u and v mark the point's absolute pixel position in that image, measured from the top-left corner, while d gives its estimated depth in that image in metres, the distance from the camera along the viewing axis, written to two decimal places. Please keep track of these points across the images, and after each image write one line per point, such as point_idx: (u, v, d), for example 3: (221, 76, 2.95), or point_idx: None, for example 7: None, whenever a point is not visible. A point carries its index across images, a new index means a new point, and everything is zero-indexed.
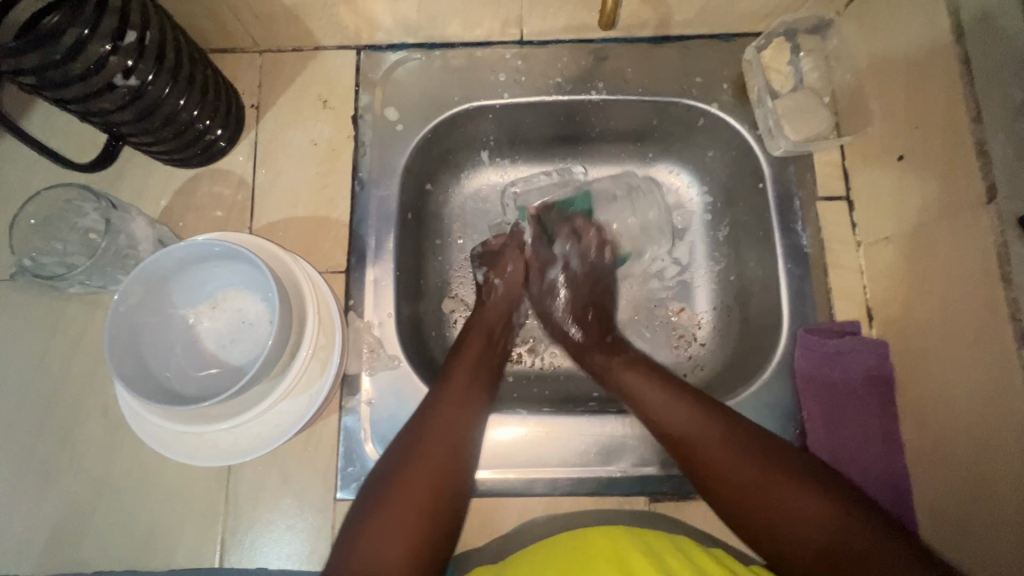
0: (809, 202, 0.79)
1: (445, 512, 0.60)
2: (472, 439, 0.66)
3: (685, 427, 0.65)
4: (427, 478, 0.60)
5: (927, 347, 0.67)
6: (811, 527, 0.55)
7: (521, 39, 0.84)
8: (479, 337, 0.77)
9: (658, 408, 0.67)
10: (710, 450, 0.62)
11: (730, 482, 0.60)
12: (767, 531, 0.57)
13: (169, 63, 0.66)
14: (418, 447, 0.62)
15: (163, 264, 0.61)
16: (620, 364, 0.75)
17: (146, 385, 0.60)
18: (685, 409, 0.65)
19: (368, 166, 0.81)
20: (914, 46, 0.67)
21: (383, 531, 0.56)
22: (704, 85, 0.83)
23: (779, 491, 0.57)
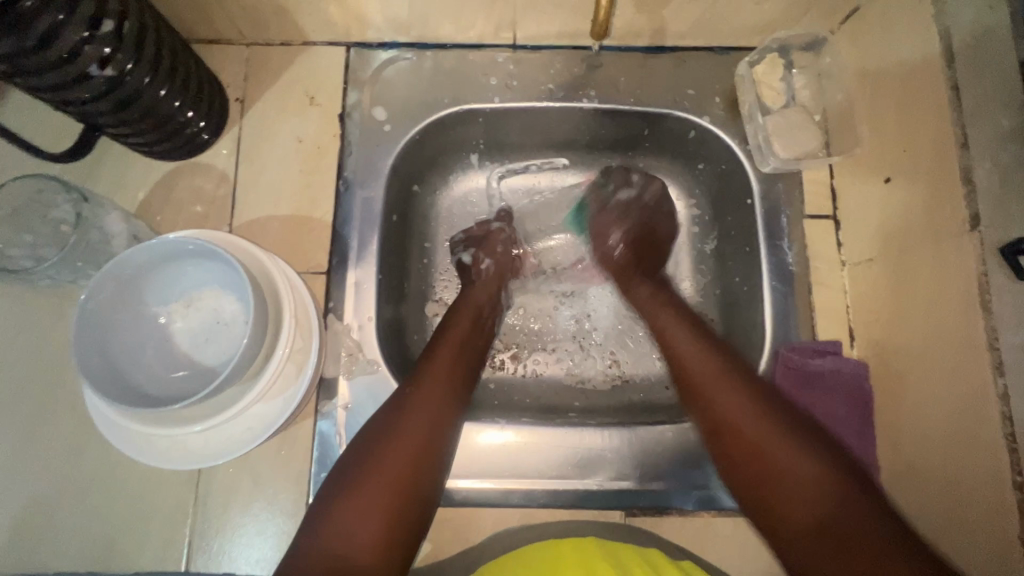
0: (795, 220, 0.79)
1: (416, 495, 0.58)
2: (450, 428, 0.64)
3: (706, 380, 0.64)
4: (400, 469, 0.58)
5: (908, 371, 0.67)
6: (810, 483, 0.54)
7: (515, 42, 0.83)
8: (464, 326, 0.75)
9: (693, 361, 0.66)
10: (729, 395, 0.62)
11: (743, 438, 0.59)
12: (756, 462, 0.57)
13: (148, 52, 0.64)
14: (392, 435, 0.60)
15: (135, 261, 0.59)
16: (656, 303, 0.77)
17: (114, 385, 0.59)
18: (730, 383, 0.63)
19: (354, 166, 0.80)
20: (904, 69, 0.67)
21: (349, 521, 0.55)
22: (697, 98, 0.82)
23: (784, 453, 0.56)
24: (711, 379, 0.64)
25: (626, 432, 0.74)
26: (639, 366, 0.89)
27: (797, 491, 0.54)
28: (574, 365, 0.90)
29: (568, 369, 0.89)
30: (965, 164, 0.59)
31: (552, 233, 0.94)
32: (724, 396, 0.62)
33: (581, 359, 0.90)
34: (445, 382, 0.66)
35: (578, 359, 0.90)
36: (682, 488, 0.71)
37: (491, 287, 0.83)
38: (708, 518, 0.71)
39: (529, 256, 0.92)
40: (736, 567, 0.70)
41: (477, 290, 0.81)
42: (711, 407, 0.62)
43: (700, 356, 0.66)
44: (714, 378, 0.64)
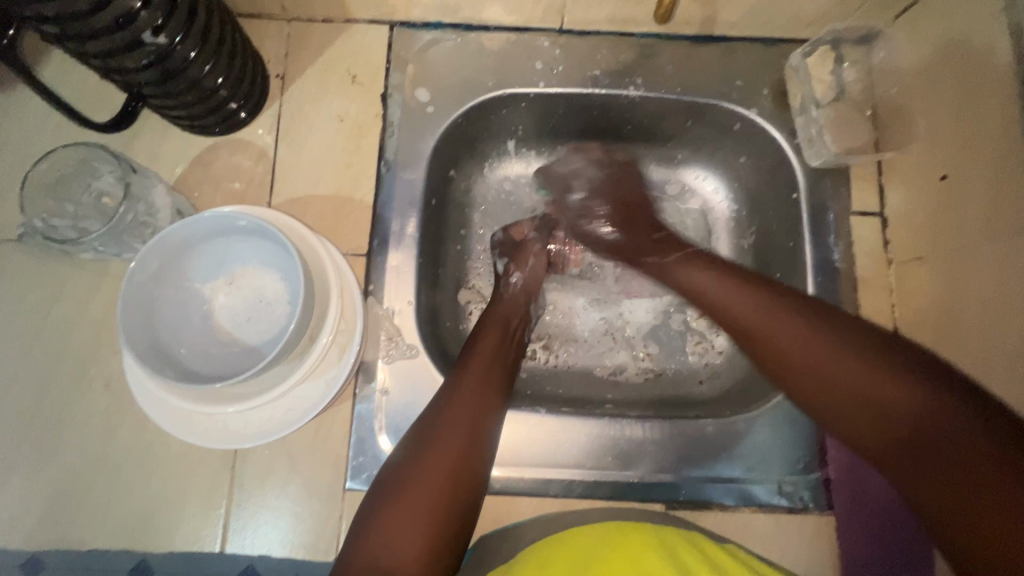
0: (842, 216, 0.78)
1: (454, 512, 0.57)
2: (487, 436, 0.62)
3: (774, 314, 0.62)
4: (438, 479, 0.57)
5: (958, 372, 0.66)
6: (891, 400, 0.53)
7: (561, 27, 0.81)
8: (493, 338, 0.72)
9: (780, 333, 0.61)
10: (839, 362, 0.57)
11: (826, 373, 0.58)
12: (839, 396, 0.57)
13: (200, 24, 0.62)
14: (429, 444, 0.59)
15: (183, 235, 0.58)
16: (686, 254, 0.73)
17: (159, 360, 0.58)
18: (807, 339, 0.59)
19: (395, 147, 0.78)
20: (967, 64, 0.66)
21: (392, 533, 0.54)
22: (744, 89, 0.81)
23: (863, 387, 0.55)
24: (777, 313, 0.62)
25: (667, 425, 0.73)
26: (672, 360, 0.88)
27: (885, 414, 0.54)
28: (606, 357, 0.89)
29: (600, 361, 0.89)
30: None
31: None
32: (788, 330, 0.61)
33: (614, 352, 0.89)
34: (478, 395, 0.64)
35: (611, 351, 0.89)
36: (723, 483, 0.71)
37: (519, 307, 0.80)
38: (748, 514, 0.71)
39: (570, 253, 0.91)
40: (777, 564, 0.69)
41: (505, 307, 0.79)
42: (783, 349, 0.61)
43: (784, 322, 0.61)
44: (778, 313, 0.62)
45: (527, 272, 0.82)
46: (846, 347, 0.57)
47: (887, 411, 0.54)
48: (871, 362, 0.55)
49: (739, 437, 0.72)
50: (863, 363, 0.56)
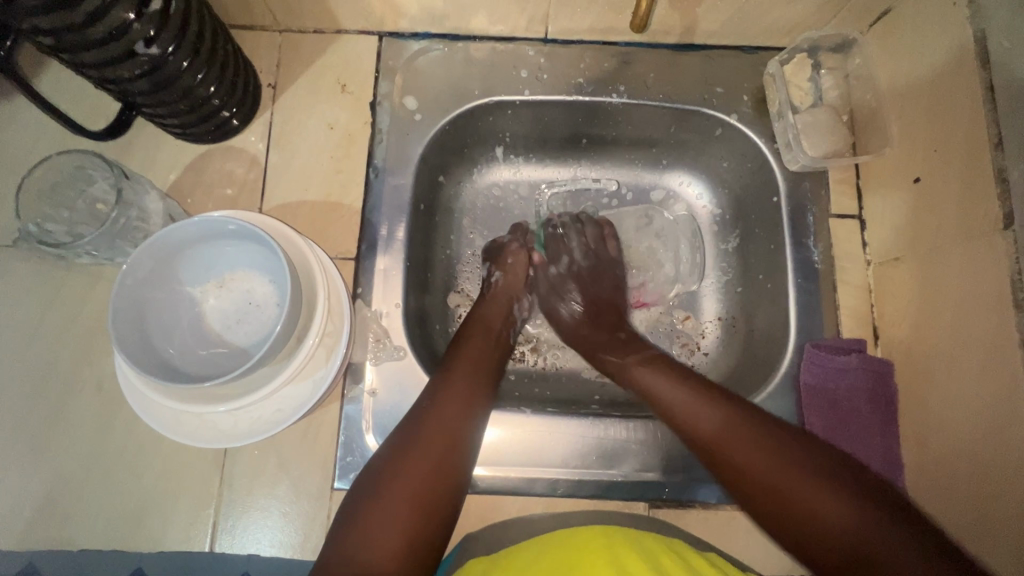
0: (821, 219, 0.80)
1: (438, 508, 0.57)
2: (471, 429, 0.64)
3: (718, 436, 0.60)
4: (421, 468, 0.58)
5: (936, 371, 0.67)
6: (840, 530, 0.51)
7: (546, 36, 0.83)
8: (477, 336, 0.75)
9: (746, 465, 0.57)
10: (820, 506, 0.52)
11: (760, 482, 0.56)
12: (801, 524, 0.53)
13: (192, 35, 0.64)
14: (412, 435, 0.61)
15: (173, 240, 0.60)
16: (637, 363, 0.72)
17: (149, 361, 0.59)
18: (785, 466, 0.55)
19: (384, 154, 0.80)
20: (937, 71, 0.68)
21: (375, 521, 0.55)
22: (725, 96, 0.83)
23: (803, 498, 0.53)
24: (721, 432, 0.60)
25: (651, 425, 0.74)
26: None
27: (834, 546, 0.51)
28: None
29: (587, 363, 0.90)
30: (1000, 165, 0.59)
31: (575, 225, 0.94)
32: (745, 455, 0.57)
33: None
34: (466, 394, 0.66)
35: None
36: (706, 481, 0.72)
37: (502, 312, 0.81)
38: (731, 512, 0.71)
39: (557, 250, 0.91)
40: (759, 561, 0.70)
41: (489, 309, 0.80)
42: (725, 454, 0.59)
43: (747, 441, 0.58)
44: (724, 431, 0.59)
45: (507, 271, 0.84)
46: (815, 482, 0.54)
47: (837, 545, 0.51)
48: (843, 495, 0.52)
49: None
50: (836, 494, 0.53)
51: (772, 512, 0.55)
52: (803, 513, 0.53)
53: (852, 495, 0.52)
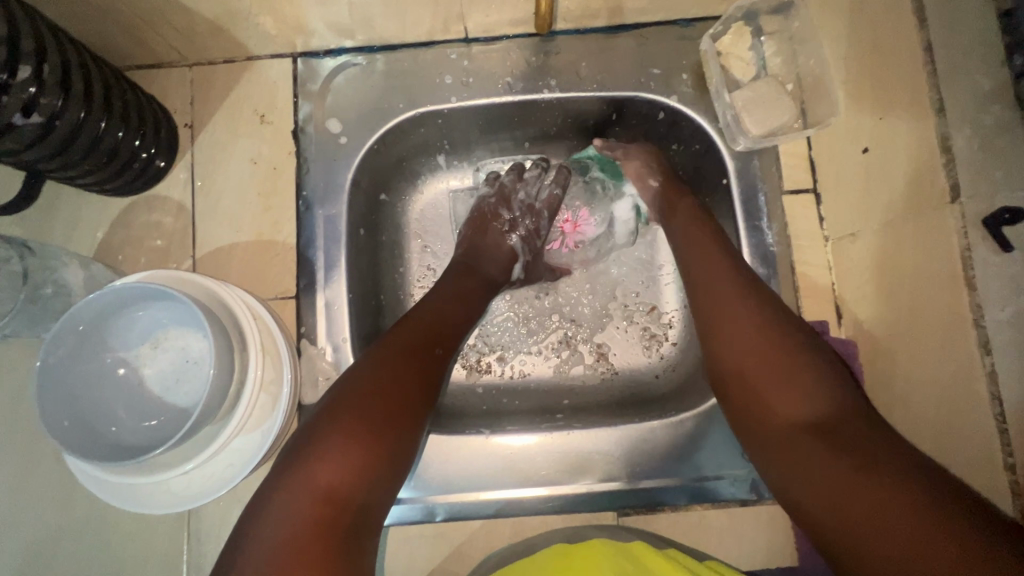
0: (773, 198, 0.73)
1: (396, 448, 0.56)
2: (429, 397, 0.61)
3: (727, 306, 0.62)
4: (367, 429, 0.55)
5: (898, 356, 0.64)
6: (829, 465, 0.49)
7: (466, 36, 0.79)
8: (444, 299, 0.72)
9: (741, 337, 0.59)
10: (782, 382, 0.55)
11: (757, 377, 0.57)
12: (756, 404, 0.57)
13: (77, 91, 0.61)
14: (361, 398, 0.56)
15: (89, 315, 0.58)
16: (679, 202, 0.76)
17: (94, 446, 0.58)
18: (793, 386, 0.55)
19: (313, 184, 0.77)
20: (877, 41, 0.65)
21: (327, 476, 0.51)
22: (662, 77, 0.78)
23: (771, 382, 0.56)
24: (736, 310, 0.61)
25: (613, 431, 0.73)
26: (628, 358, 0.88)
27: (779, 421, 0.55)
28: (562, 363, 0.88)
29: (556, 368, 0.88)
30: (943, 135, 0.61)
31: (529, 202, 0.86)
32: (733, 331, 0.60)
33: (570, 358, 0.88)
34: (428, 340, 0.65)
35: (565, 357, 0.88)
36: (673, 485, 0.71)
37: (506, 263, 0.83)
38: (702, 512, 0.71)
39: (524, 215, 0.86)
40: (734, 559, 0.70)
41: (491, 267, 0.81)
42: (721, 346, 0.61)
43: (761, 330, 0.59)
44: (739, 302, 0.62)
45: (506, 187, 0.86)
46: (794, 352, 0.57)
47: (784, 421, 0.54)
48: (821, 389, 0.54)
49: (689, 435, 0.72)
50: (827, 386, 0.54)
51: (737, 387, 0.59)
52: (780, 425, 0.54)
53: (841, 388, 0.54)
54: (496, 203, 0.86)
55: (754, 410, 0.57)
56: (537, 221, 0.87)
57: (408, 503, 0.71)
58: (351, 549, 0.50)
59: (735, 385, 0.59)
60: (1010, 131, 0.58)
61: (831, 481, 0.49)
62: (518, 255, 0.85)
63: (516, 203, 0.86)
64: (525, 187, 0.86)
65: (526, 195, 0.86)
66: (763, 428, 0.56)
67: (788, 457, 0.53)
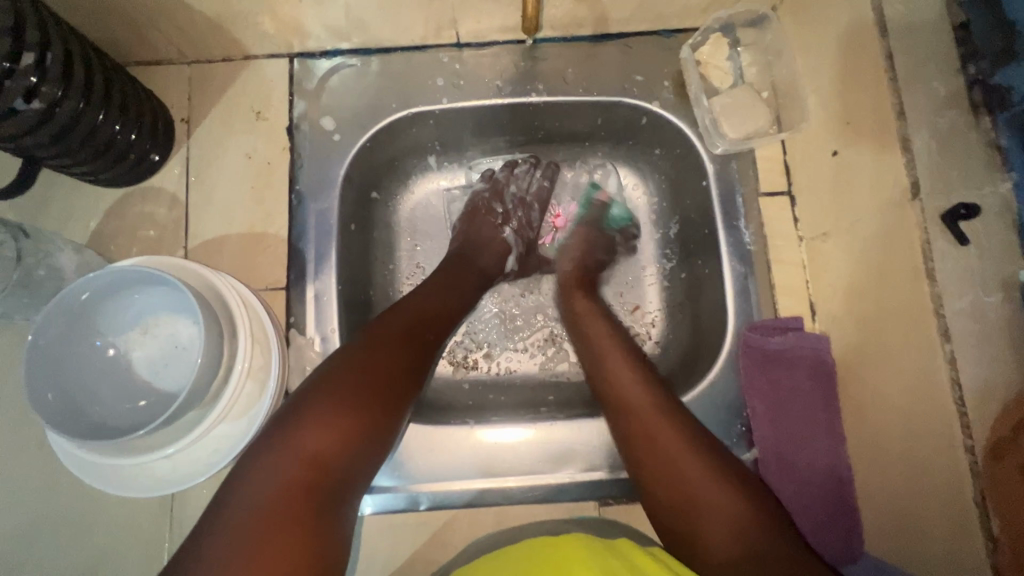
0: (751, 198, 0.79)
1: (382, 428, 0.57)
2: (417, 382, 0.63)
3: (634, 403, 0.64)
4: (357, 405, 0.56)
5: (868, 347, 0.66)
6: (726, 516, 0.55)
7: (458, 41, 0.82)
8: (438, 289, 0.74)
9: (650, 419, 0.62)
10: (713, 491, 0.56)
11: (654, 453, 0.60)
12: (682, 494, 0.57)
13: (78, 82, 0.63)
14: (353, 373, 0.58)
15: (80, 295, 0.59)
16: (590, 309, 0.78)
17: (76, 424, 0.58)
18: (685, 445, 0.60)
19: (306, 178, 0.79)
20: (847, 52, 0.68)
21: (314, 442, 0.52)
22: (644, 84, 0.82)
23: (696, 480, 0.57)
24: (629, 385, 0.66)
25: (596, 424, 0.74)
26: None
27: (706, 518, 0.55)
28: (547, 360, 0.90)
29: (541, 364, 0.90)
30: (904, 135, 0.60)
31: (522, 193, 0.90)
32: (631, 386, 0.66)
33: (554, 354, 0.90)
34: (420, 330, 0.66)
35: (550, 354, 0.90)
36: None
37: (498, 255, 0.86)
38: None
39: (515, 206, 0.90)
40: None
41: (484, 259, 0.84)
42: (631, 408, 0.64)
43: (660, 422, 0.62)
44: (635, 382, 0.66)
45: (501, 180, 0.90)
46: (700, 456, 0.59)
47: (712, 518, 0.55)
48: (731, 492, 0.56)
49: None
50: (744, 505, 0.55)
51: (636, 444, 0.62)
52: (702, 559, 0.55)
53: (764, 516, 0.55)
54: (491, 197, 0.89)
55: (674, 516, 0.58)
56: (531, 213, 0.91)
57: (393, 492, 0.72)
58: (324, 519, 0.51)
59: (647, 460, 0.61)
60: (965, 133, 0.57)
61: (728, 572, 0.52)
62: (511, 247, 0.88)
63: (508, 196, 0.90)
64: (517, 180, 0.90)
65: (519, 186, 0.90)
66: (664, 494, 0.58)
67: (718, 570, 0.53)
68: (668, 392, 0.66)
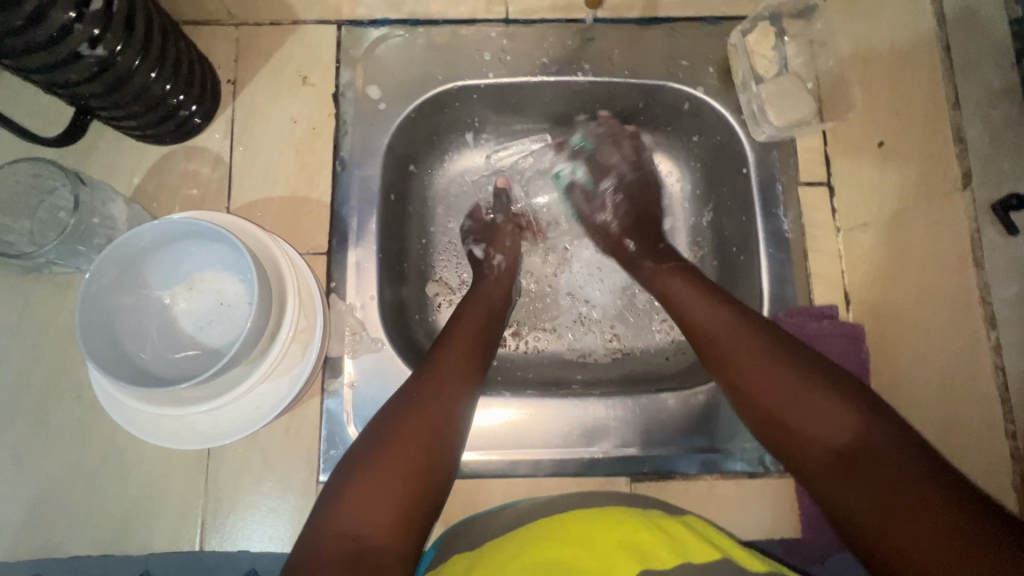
0: (790, 187, 0.79)
1: (421, 497, 0.56)
2: (455, 438, 0.61)
3: (719, 337, 0.65)
4: (398, 488, 0.54)
5: (904, 336, 0.67)
6: (841, 438, 0.53)
7: (508, 17, 0.83)
8: (470, 330, 0.72)
9: (747, 362, 0.61)
10: (826, 414, 0.55)
11: (758, 391, 0.60)
12: (789, 428, 0.57)
13: (139, 35, 0.62)
14: (386, 449, 0.57)
15: (136, 244, 0.59)
16: (666, 271, 0.76)
17: (126, 372, 0.59)
18: (789, 377, 0.58)
19: (350, 146, 0.79)
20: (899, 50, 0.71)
21: (351, 524, 0.52)
22: (690, 69, 0.82)
23: (804, 411, 0.56)
24: (720, 333, 0.65)
25: (629, 401, 0.75)
26: (638, 339, 0.90)
27: (818, 446, 0.55)
28: (574, 340, 0.91)
29: (568, 344, 0.91)
30: (957, 125, 0.63)
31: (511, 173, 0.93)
32: (728, 342, 0.64)
33: (582, 334, 0.91)
34: (456, 380, 0.65)
35: (578, 335, 0.91)
36: (683, 454, 0.73)
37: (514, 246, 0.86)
38: (713, 482, 0.73)
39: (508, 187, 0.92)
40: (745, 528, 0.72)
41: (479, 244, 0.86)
42: (726, 362, 0.63)
43: (761, 359, 0.61)
44: (724, 328, 0.65)
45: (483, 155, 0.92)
46: (817, 384, 0.57)
47: (824, 445, 0.54)
48: (849, 410, 0.54)
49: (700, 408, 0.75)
50: (845, 406, 0.55)
51: (743, 392, 0.62)
52: (827, 490, 0.54)
53: (869, 412, 0.54)
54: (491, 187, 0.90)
55: (792, 448, 0.57)
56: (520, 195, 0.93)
57: None
58: None
59: (753, 402, 0.61)
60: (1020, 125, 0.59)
61: (857, 499, 0.51)
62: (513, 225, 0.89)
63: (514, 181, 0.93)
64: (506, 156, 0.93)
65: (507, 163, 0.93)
66: (778, 428, 0.58)
67: (836, 496, 0.53)
68: (771, 323, 0.64)
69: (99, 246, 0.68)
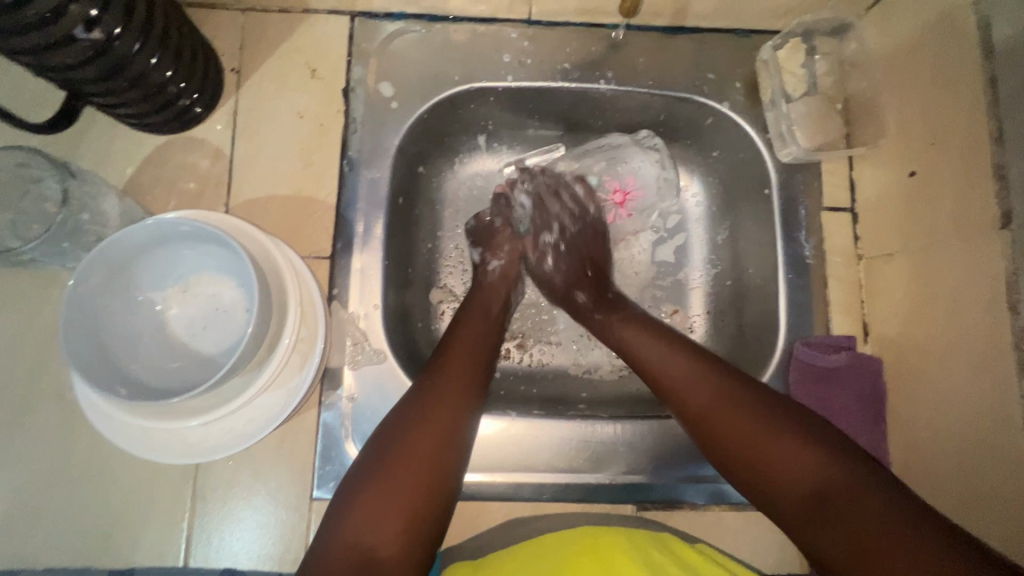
0: (814, 212, 0.77)
1: (429, 502, 0.53)
2: (464, 437, 0.58)
3: (680, 377, 0.62)
4: (402, 497, 0.52)
5: (927, 374, 0.65)
6: (806, 471, 0.52)
7: (529, 18, 0.79)
8: (475, 330, 0.69)
9: (703, 399, 0.59)
10: (781, 446, 0.54)
11: (714, 423, 0.58)
12: (751, 461, 0.55)
13: (139, 18, 0.58)
14: (392, 455, 0.54)
15: (128, 245, 0.55)
16: (615, 321, 0.72)
17: (113, 381, 0.55)
18: (739, 413, 0.57)
19: (358, 145, 0.75)
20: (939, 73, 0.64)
21: (359, 542, 0.50)
22: (716, 83, 0.79)
23: (767, 440, 0.55)
24: (681, 375, 0.62)
25: (639, 426, 0.73)
26: None
27: (783, 474, 0.53)
28: (580, 355, 0.87)
29: (575, 360, 0.87)
30: (999, 164, 0.57)
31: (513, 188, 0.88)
32: (687, 385, 0.61)
33: (588, 349, 0.87)
34: (461, 378, 0.61)
35: (585, 350, 0.87)
36: (692, 484, 0.71)
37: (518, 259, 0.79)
38: (720, 512, 0.71)
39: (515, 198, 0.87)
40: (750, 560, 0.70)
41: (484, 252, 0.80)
42: (690, 395, 0.60)
43: (714, 393, 0.59)
44: (683, 372, 0.62)
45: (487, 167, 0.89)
46: (773, 421, 0.55)
47: (788, 475, 0.53)
48: (811, 442, 0.53)
49: None
50: (806, 443, 0.53)
51: (706, 431, 0.59)
52: (799, 528, 0.52)
53: (828, 447, 0.53)
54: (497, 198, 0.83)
55: (755, 481, 0.55)
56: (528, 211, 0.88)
57: None
58: None
59: (709, 433, 0.58)
60: None
61: (839, 536, 0.49)
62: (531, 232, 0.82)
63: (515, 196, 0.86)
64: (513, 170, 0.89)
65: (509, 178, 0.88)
66: (738, 462, 0.56)
67: (807, 530, 0.51)
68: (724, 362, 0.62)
69: (88, 244, 0.64)
